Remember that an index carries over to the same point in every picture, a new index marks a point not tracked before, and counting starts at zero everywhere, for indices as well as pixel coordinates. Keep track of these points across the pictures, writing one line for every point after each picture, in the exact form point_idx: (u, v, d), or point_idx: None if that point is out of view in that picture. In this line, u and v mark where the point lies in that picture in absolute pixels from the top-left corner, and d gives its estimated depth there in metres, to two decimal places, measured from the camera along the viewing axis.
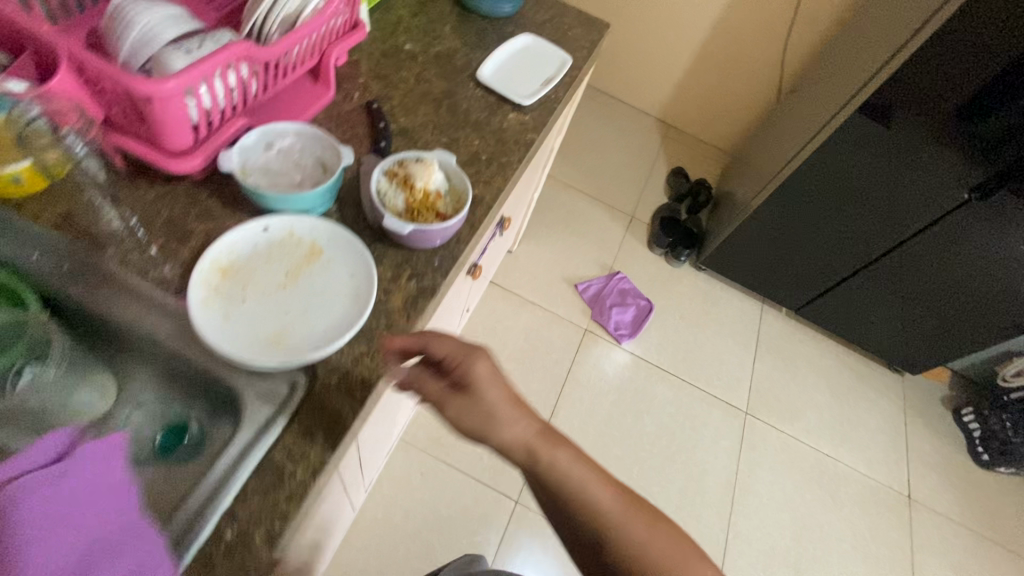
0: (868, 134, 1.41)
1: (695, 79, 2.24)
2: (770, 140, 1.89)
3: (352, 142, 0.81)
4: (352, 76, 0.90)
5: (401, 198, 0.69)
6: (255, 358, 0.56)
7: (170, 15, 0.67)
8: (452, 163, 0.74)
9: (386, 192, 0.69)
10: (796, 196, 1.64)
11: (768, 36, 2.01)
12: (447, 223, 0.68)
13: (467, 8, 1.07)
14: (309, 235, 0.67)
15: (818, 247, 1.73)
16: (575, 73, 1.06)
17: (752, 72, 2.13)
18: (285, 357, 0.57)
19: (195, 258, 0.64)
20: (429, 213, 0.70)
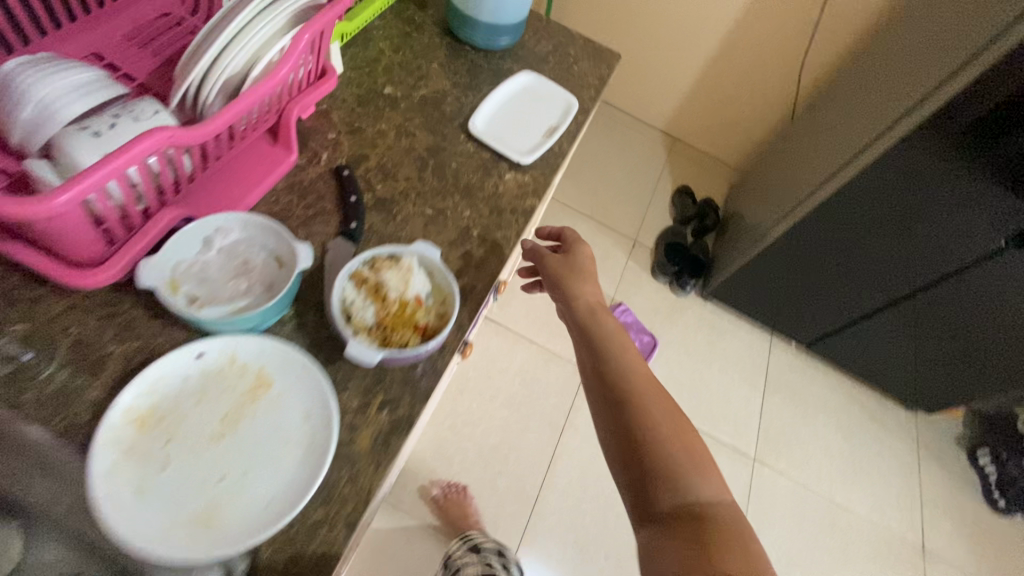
0: (897, 175, 1.27)
1: (704, 92, 2.08)
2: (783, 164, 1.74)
3: (317, 220, 0.68)
4: (319, 131, 0.76)
5: (371, 313, 0.56)
6: (176, 554, 0.44)
7: (77, 85, 0.52)
8: (435, 259, 0.60)
9: (352, 306, 0.56)
10: (813, 234, 1.50)
11: (785, 49, 1.85)
12: (429, 345, 0.55)
13: (458, 40, 0.93)
14: (254, 360, 0.54)
15: (833, 285, 1.60)
16: (582, 118, 0.92)
17: (767, 87, 1.97)
18: (215, 551, 0.45)
19: (110, 397, 0.51)
20: (407, 330, 0.57)
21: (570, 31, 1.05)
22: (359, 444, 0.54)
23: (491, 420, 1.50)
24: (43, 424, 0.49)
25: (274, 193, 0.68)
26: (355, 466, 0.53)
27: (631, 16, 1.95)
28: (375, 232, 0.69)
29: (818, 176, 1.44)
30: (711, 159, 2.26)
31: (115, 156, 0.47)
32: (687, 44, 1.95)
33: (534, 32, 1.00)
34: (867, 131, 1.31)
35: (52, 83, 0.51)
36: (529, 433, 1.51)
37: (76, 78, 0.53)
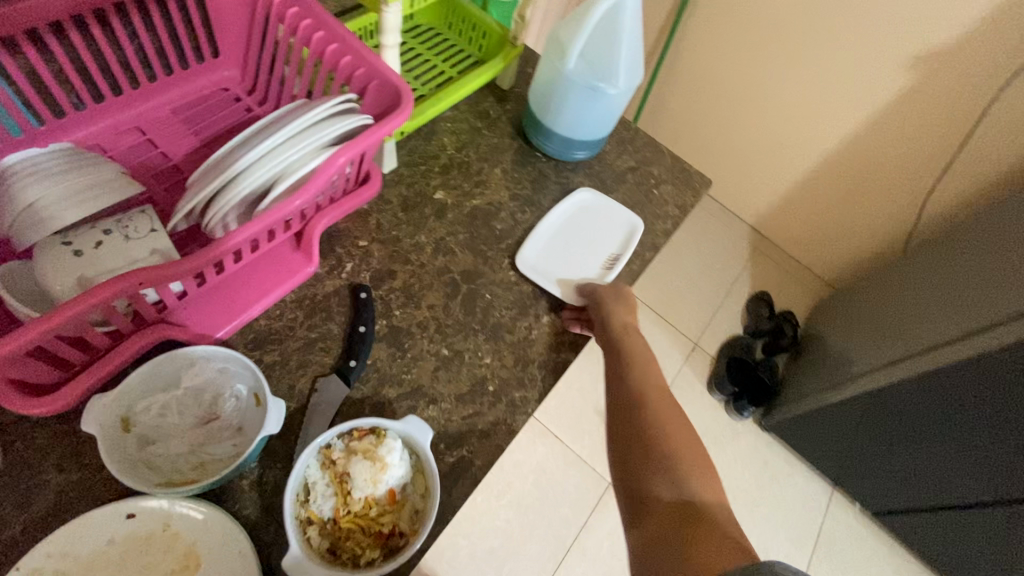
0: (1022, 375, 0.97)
1: (804, 198, 1.64)
2: (879, 300, 1.41)
3: (318, 346, 0.61)
4: (351, 234, 0.69)
5: (330, 505, 0.48)
6: None
7: (75, 189, 0.49)
8: (424, 447, 0.51)
9: (311, 492, 0.48)
10: (893, 404, 1.22)
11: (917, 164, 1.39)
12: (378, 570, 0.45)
13: (532, 145, 0.84)
14: (188, 534, 0.46)
15: (910, 467, 1.30)
16: (649, 256, 0.79)
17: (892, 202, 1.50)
18: None
19: (33, 538, 0.46)
20: (366, 534, 0.48)
21: (659, 145, 0.92)
22: None
23: (493, 521, 1.37)
24: None
25: (280, 305, 0.62)
26: None
27: (724, 102, 1.55)
28: (378, 371, 0.61)
29: (917, 337, 1.18)
30: (802, 268, 1.83)
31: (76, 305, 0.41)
32: (793, 144, 1.52)
33: (618, 143, 0.89)
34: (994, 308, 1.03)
35: (50, 188, 0.48)
36: (529, 545, 1.36)
37: (84, 180, 0.50)
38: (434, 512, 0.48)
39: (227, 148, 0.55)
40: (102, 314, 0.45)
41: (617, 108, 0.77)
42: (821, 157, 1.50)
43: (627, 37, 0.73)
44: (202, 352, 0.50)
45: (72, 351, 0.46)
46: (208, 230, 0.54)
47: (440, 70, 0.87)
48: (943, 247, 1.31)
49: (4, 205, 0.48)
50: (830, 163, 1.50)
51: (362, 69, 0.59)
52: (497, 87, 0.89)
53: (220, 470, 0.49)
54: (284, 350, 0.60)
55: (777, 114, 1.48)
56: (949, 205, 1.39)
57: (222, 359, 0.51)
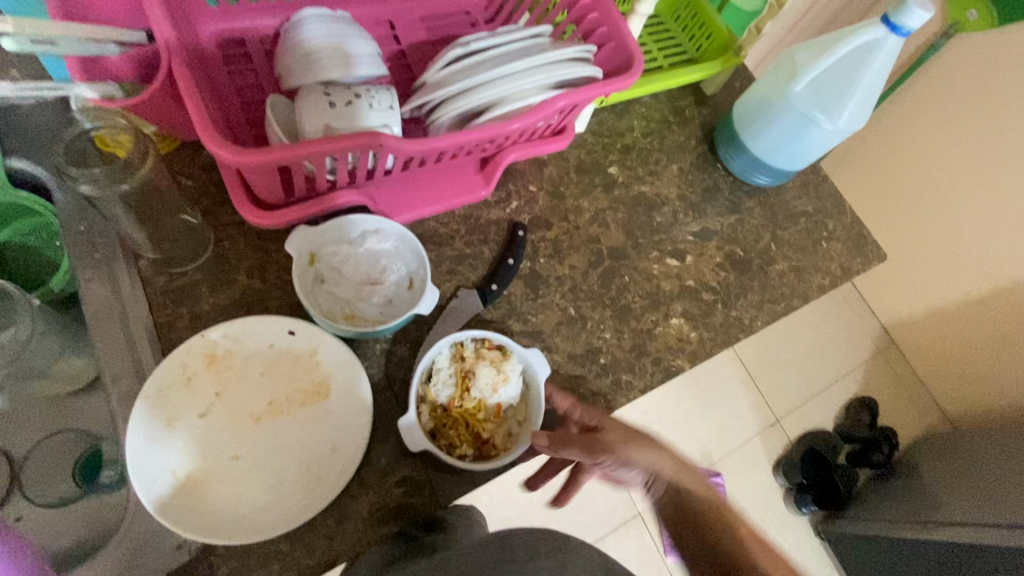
0: None
1: (955, 321, 1.42)
2: (992, 450, 1.24)
3: (469, 261, 0.65)
4: (525, 177, 0.73)
5: (447, 394, 0.54)
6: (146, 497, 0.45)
7: (341, 51, 0.56)
8: (541, 379, 0.55)
9: (435, 375, 0.54)
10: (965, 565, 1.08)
11: None
12: (467, 466, 0.50)
13: (716, 155, 0.83)
14: (328, 368, 0.53)
15: None
16: (795, 303, 0.76)
17: None
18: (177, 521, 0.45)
19: (218, 318, 0.55)
20: (467, 431, 0.54)
21: (843, 200, 0.87)
22: (358, 507, 0.51)
23: (517, 496, 1.39)
24: (154, 310, 0.54)
25: (450, 213, 0.67)
26: (339, 527, 0.50)
27: None
28: (510, 302, 0.65)
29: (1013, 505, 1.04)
30: (924, 389, 1.61)
31: (320, 145, 0.48)
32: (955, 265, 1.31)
33: (802, 184, 0.85)
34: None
35: (326, 42, 0.56)
36: None
37: (353, 46, 0.57)
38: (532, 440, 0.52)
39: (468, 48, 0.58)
40: (328, 160, 0.52)
41: (824, 145, 0.74)
42: (989, 285, 1.29)
43: (868, 78, 0.69)
44: (391, 226, 0.56)
45: (299, 183, 0.54)
46: (430, 125, 0.59)
47: (654, 57, 0.87)
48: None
49: (290, 44, 0.56)
50: (997, 294, 1.29)
51: (604, 28, 0.62)
52: (699, 90, 0.89)
53: (367, 327, 0.55)
54: (441, 253, 0.65)
55: (954, 225, 1.26)
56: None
57: (402, 239, 0.57)
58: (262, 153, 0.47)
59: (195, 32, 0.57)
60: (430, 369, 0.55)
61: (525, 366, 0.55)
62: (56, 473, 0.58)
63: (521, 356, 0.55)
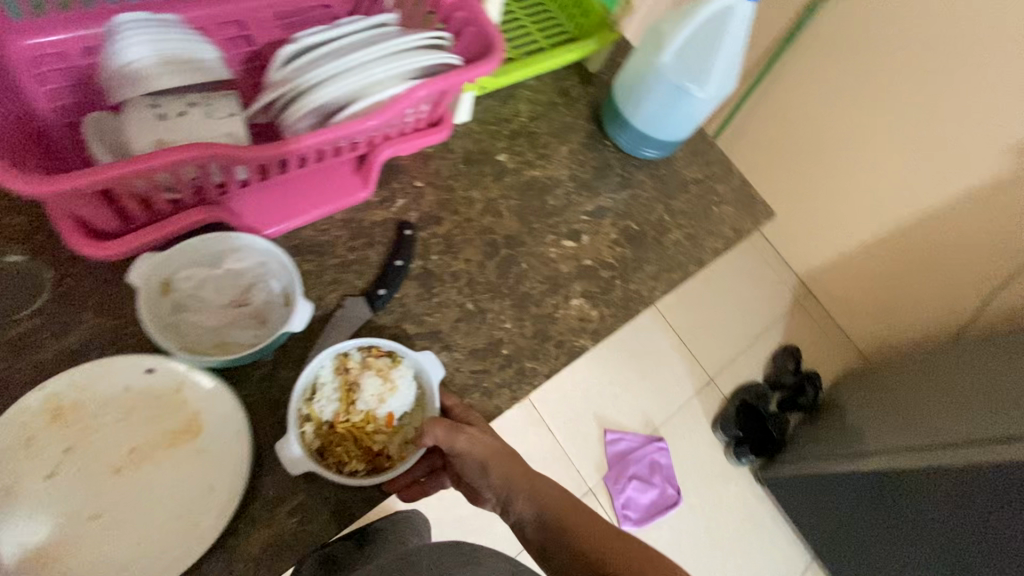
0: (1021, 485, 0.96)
1: (863, 260, 1.53)
2: (899, 379, 1.35)
3: (354, 267, 0.62)
4: (409, 173, 0.70)
5: (332, 409, 0.52)
6: None
7: (173, 61, 0.52)
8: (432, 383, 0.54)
9: (318, 391, 0.52)
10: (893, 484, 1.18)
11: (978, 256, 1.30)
12: (361, 481, 0.49)
13: (605, 132, 0.83)
14: (197, 403, 0.49)
15: (893, 550, 1.27)
16: (692, 268, 0.79)
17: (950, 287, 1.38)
18: None
19: (61, 366, 0.49)
20: (357, 446, 0.52)
21: (731, 164, 0.90)
22: (246, 547, 0.47)
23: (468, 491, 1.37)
24: None
25: (328, 220, 0.63)
26: (227, 572, 0.47)
27: None
28: (402, 306, 0.62)
29: (926, 423, 1.15)
30: (838, 329, 1.73)
31: (146, 162, 0.44)
32: None
33: (690, 152, 0.87)
34: (1011, 422, 0.99)
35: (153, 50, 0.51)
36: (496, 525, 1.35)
37: (187, 55, 0.53)
38: (429, 442, 0.52)
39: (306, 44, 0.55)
40: (163, 177, 0.47)
41: (700, 114, 0.76)
42: None
43: (729, 43, 0.71)
44: (250, 242, 0.52)
45: (136, 207, 0.49)
46: (282, 127, 0.55)
47: (535, 38, 0.86)
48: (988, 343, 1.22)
49: (109, 52, 0.51)
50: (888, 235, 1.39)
51: (462, 13, 0.60)
52: (584, 68, 0.89)
53: (240, 352, 0.51)
54: (321, 263, 0.61)
55: None
56: (1013, 307, 1.30)
57: (266, 254, 0.53)
58: (75, 177, 0.42)
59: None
60: (312, 386, 0.52)
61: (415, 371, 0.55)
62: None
63: (410, 361, 0.55)
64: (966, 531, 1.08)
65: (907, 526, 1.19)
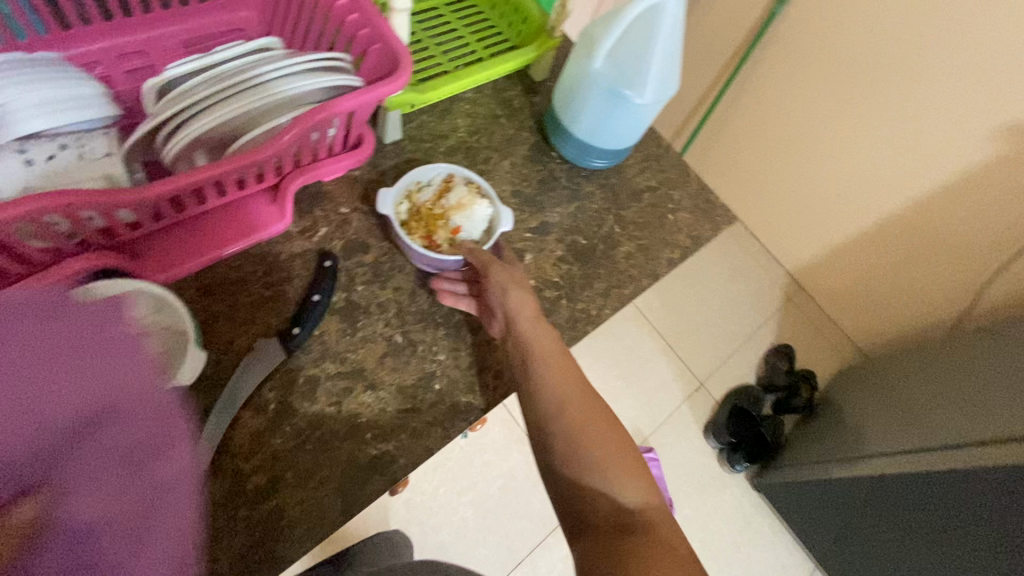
0: None
1: (855, 253, 1.45)
2: (895, 377, 1.29)
3: (269, 305, 0.59)
4: (334, 199, 0.67)
5: (426, 196, 0.66)
6: None
7: (43, 99, 0.48)
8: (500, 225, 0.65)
9: (423, 184, 0.66)
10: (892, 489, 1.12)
11: (971, 243, 1.24)
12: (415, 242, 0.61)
13: (549, 144, 0.80)
14: None
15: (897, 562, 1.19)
16: (646, 281, 0.74)
17: (944, 276, 1.33)
18: None
19: None
20: (424, 226, 0.64)
21: (689, 168, 0.86)
22: None
23: (450, 516, 1.31)
24: None
25: (242, 256, 0.60)
26: None
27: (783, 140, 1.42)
28: (323, 343, 0.59)
29: (941, 424, 1.06)
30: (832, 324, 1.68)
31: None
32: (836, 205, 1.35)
33: (642, 158, 0.83)
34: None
35: (18, 92, 0.47)
36: (479, 550, 1.30)
37: (57, 91, 0.49)
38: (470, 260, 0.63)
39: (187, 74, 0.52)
40: (26, 227, 0.44)
41: (643, 117, 0.72)
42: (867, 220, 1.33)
43: (665, 40, 0.66)
44: (143, 288, 0.49)
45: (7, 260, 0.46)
46: (169, 163, 0.51)
47: (473, 48, 0.82)
48: (989, 336, 1.15)
49: None
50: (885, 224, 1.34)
51: (367, 30, 0.57)
52: (528, 77, 0.85)
53: None
54: (234, 303, 0.58)
55: None
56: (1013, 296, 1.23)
57: (161, 297, 0.50)
58: None
59: None
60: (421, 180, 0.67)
61: (493, 214, 0.66)
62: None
63: (494, 204, 0.66)
64: (993, 539, 0.96)
65: (929, 535, 1.08)
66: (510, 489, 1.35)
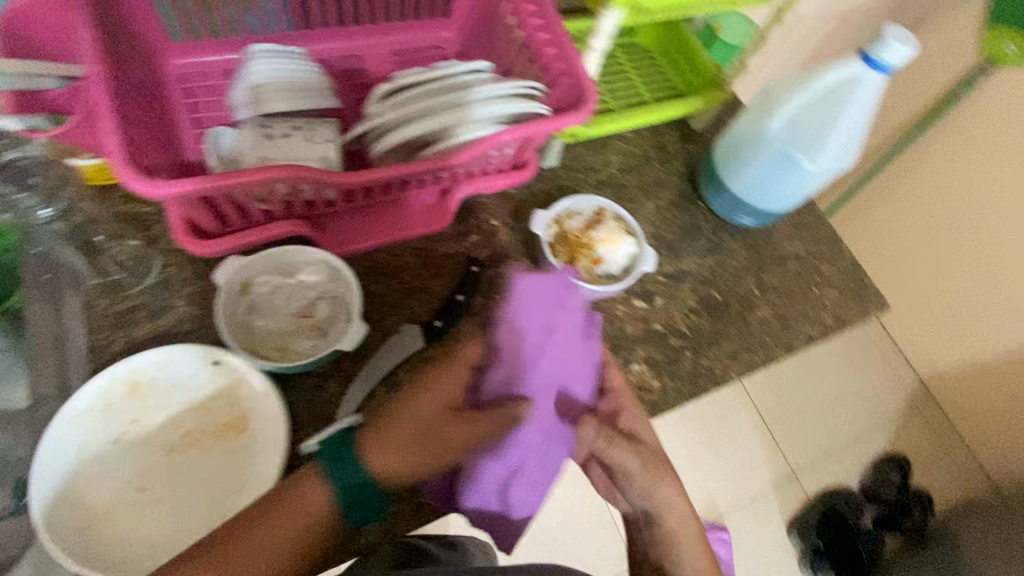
0: None
1: None
2: None
3: (416, 295, 0.64)
4: (488, 211, 0.71)
5: (575, 224, 0.68)
6: (50, 535, 0.44)
7: (291, 86, 0.57)
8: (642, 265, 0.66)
9: (574, 212, 0.69)
10: None
11: None
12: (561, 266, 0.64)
13: (698, 194, 0.79)
14: (248, 403, 0.52)
15: None
16: (777, 351, 0.71)
17: None
18: (86, 555, 0.45)
19: (145, 344, 0.55)
20: (568, 252, 0.66)
21: (842, 244, 0.81)
22: None
23: None
24: (91, 335, 0.54)
25: (402, 246, 0.66)
26: None
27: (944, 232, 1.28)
28: None
29: None
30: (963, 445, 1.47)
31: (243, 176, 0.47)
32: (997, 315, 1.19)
33: (793, 225, 0.80)
34: None
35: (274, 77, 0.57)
36: None
37: (302, 81, 0.58)
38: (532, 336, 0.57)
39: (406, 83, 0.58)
40: (257, 190, 0.51)
41: (808, 186, 0.70)
42: None
43: (851, 114, 0.66)
44: (328, 259, 0.56)
45: (233, 213, 0.53)
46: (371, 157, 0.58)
47: (640, 90, 0.84)
48: None
49: (240, 77, 0.58)
50: None
51: (560, 63, 0.60)
52: (687, 125, 0.85)
53: (297, 359, 0.54)
54: (388, 287, 0.63)
55: None
56: None
57: (339, 269, 0.56)
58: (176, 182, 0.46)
59: (156, 68, 0.59)
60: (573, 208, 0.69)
61: (637, 253, 0.67)
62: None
63: (640, 244, 0.68)
64: None
65: None
66: (568, 525, 1.32)
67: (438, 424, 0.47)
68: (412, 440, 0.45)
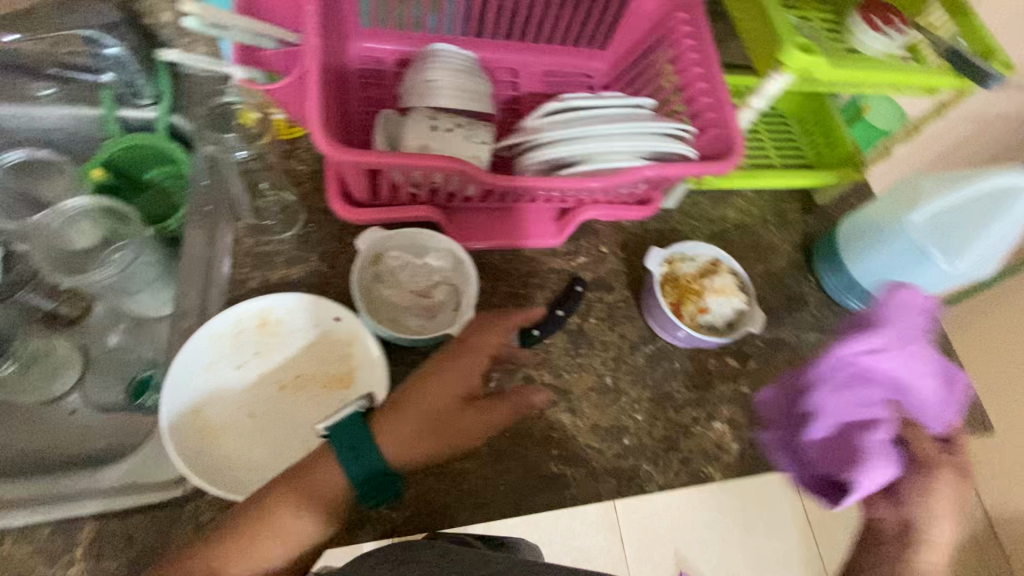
0: None
1: None
2: None
3: (519, 301, 0.66)
4: (600, 237, 0.73)
5: (687, 268, 0.69)
6: (173, 438, 0.49)
7: (460, 86, 0.61)
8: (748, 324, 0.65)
9: (688, 257, 0.69)
10: None
11: None
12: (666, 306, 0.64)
13: (810, 267, 0.78)
14: (357, 362, 0.55)
15: None
16: None
17: None
18: (196, 465, 0.49)
19: (277, 287, 0.60)
20: (676, 294, 0.67)
21: None
22: None
23: None
24: (234, 267, 0.60)
25: (516, 251, 0.68)
26: None
27: None
28: (546, 354, 0.64)
29: None
30: None
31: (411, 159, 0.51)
32: None
33: None
34: None
35: (448, 76, 0.61)
36: None
37: (470, 83, 0.62)
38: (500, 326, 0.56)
39: (568, 103, 0.61)
40: (414, 174, 0.55)
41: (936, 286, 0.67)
42: None
43: (1003, 224, 0.63)
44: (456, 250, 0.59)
45: (385, 189, 0.58)
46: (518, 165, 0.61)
47: (769, 153, 0.84)
48: None
49: (416, 70, 0.63)
50: None
51: (713, 113, 0.61)
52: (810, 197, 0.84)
53: (407, 334, 0.57)
54: (495, 287, 0.66)
55: None
56: None
57: (463, 262, 0.59)
58: (355, 152, 0.50)
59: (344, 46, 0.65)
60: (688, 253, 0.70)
61: (744, 311, 0.67)
62: (109, 379, 0.67)
63: (748, 304, 0.67)
64: None
65: None
66: None
67: (449, 414, 0.49)
68: (423, 431, 0.48)
